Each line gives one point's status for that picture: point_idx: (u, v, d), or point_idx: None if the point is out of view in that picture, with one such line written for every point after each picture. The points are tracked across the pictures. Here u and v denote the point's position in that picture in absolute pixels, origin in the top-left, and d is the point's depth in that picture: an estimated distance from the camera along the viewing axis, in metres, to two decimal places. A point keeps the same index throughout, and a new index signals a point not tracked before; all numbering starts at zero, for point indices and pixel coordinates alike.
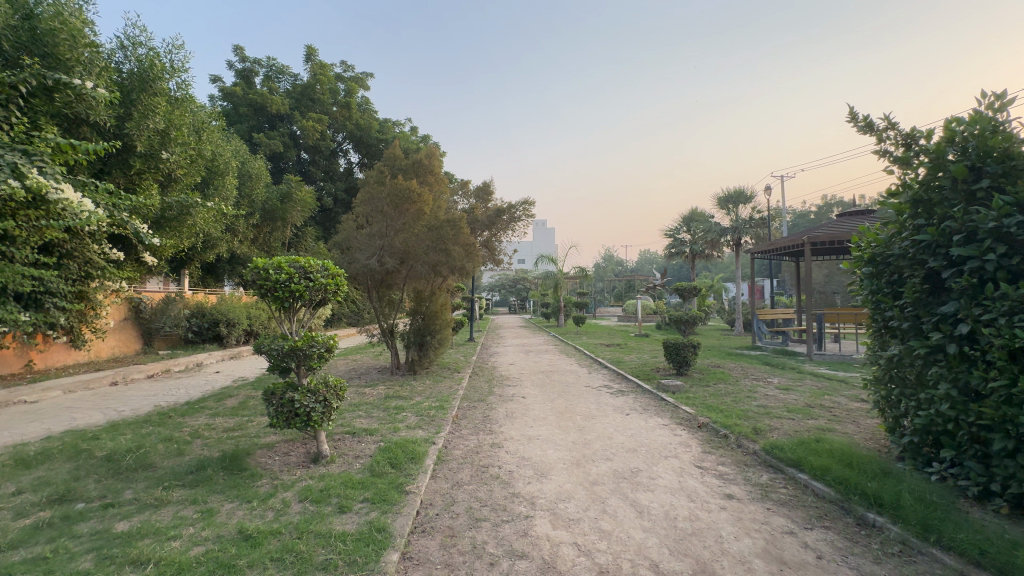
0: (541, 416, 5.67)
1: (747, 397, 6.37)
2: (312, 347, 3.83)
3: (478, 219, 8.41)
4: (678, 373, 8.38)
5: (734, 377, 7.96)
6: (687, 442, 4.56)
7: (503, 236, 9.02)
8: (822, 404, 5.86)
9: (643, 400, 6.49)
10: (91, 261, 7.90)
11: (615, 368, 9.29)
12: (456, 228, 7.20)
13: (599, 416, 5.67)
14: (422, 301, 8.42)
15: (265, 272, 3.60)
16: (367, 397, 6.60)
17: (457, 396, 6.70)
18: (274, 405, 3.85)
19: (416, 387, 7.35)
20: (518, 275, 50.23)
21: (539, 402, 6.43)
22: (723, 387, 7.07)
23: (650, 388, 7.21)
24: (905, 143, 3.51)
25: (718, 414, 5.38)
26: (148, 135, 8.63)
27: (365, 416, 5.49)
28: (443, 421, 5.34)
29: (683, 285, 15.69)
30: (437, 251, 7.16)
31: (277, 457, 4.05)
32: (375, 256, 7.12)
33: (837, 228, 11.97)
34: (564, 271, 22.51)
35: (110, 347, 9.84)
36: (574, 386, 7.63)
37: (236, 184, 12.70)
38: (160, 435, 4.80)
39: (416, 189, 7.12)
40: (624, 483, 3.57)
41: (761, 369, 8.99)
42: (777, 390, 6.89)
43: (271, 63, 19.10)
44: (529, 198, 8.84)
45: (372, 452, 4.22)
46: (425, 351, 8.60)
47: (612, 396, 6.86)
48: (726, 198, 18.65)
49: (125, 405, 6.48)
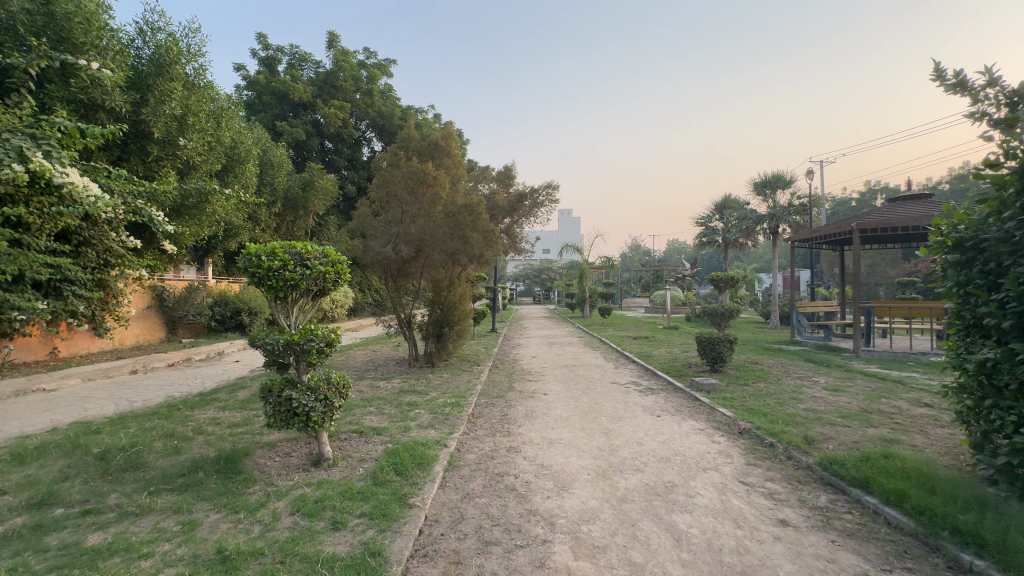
0: (564, 416, 5.24)
1: (792, 398, 5.78)
2: (310, 342, 3.50)
3: (498, 204, 7.95)
4: (712, 370, 7.80)
5: (775, 376, 7.32)
6: (727, 451, 4.06)
7: (525, 223, 8.55)
8: (880, 409, 5.23)
9: (675, 400, 5.98)
10: (110, 249, 7.84)
11: (643, 363, 8.76)
12: (475, 213, 6.79)
13: (626, 417, 5.21)
14: (440, 291, 8.08)
15: (257, 259, 3.27)
16: (380, 391, 6.30)
17: (474, 392, 6.33)
18: (270, 404, 3.54)
19: (432, 381, 7.03)
20: (542, 266, 49.66)
21: (562, 400, 6.00)
22: (763, 387, 6.46)
23: (683, 386, 6.67)
24: (1010, 103, 2.87)
25: (761, 419, 4.84)
26: (164, 120, 8.49)
27: (376, 412, 5.18)
28: (457, 420, 4.97)
29: (718, 275, 14.88)
30: (455, 238, 6.78)
31: (277, 459, 3.77)
32: (390, 244, 6.77)
33: (891, 214, 10.97)
34: (589, 261, 21.89)
35: (134, 335, 9.91)
36: (599, 382, 7.17)
37: (257, 172, 12.60)
38: (163, 430, 4.59)
39: (432, 172, 6.72)
40: (657, 502, 3.11)
41: (803, 366, 8.31)
42: (825, 391, 6.24)
43: (294, 51, 18.99)
44: (553, 181, 8.32)
45: (378, 455, 3.89)
46: (444, 343, 8.27)
47: (641, 394, 6.37)
48: (764, 183, 17.61)
49: (138, 395, 6.38)
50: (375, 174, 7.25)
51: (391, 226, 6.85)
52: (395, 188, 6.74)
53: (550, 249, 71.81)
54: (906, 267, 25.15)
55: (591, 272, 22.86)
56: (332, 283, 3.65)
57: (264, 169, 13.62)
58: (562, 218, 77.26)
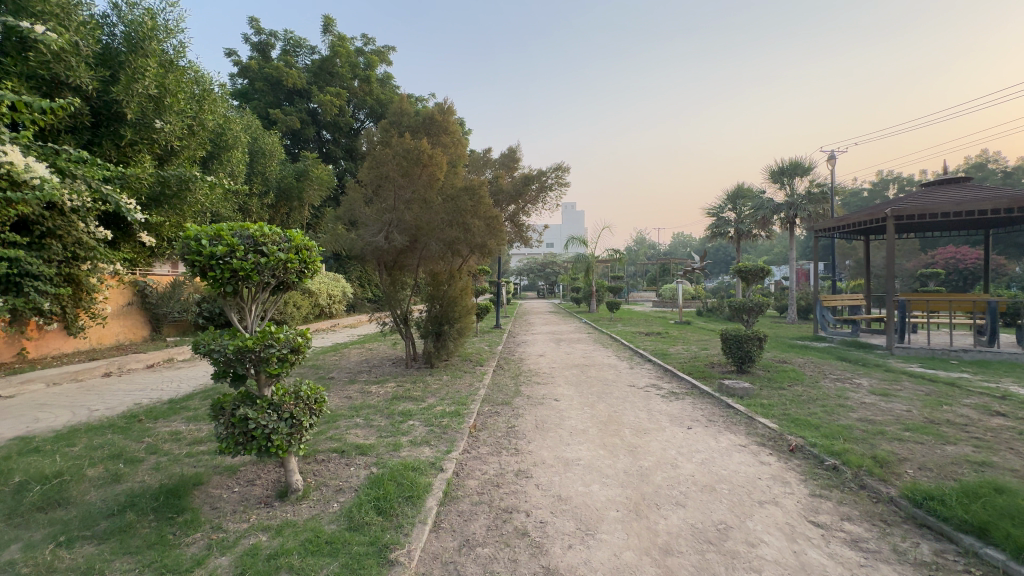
0: (581, 428, 4.54)
1: (839, 406, 5.05)
2: (269, 349, 2.79)
3: (502, 189, 7.17)
4: (739, 371, 7.09)
5: (811, 378, 6.57)
6: (781, 477, 3.34)
7: (532, 210, 7.76)
8: (948, 419, 4.51)
9: (704, 406, 5.28)
10: (80, 241, 7.18)
11: (661, 362, 8.05)
12: (476, 197, 6.06)
13: (653, 429, 4.50)
14: (440, 285, 7.38)
15: (195, 244, 2.55)
16: (371, 398, 5.61)
17: (477, 398, 5.64)
18: (222, 426, 2.84)
19: (430, 385, 6.35)
20: (546, 259, 48.87)
21: (576, 408, 5.29)
22: (802, 391, 5.75)
23: (710, 390, 5.95)
24: None
25: (814, 435, 4.11)
26: (137, 99, 7.76)
27: (363, 425, 4.50)
28: (457, 434, 4.28)
29: (746, 267, 13.94)
30: (455, 226, 6.06)
31: (235, 491, 3.08)
32: (382, 233, 6.07)
33: (928, 199, 10.11)
34: (596, 254, 21.15)
35: (113, 334, 9.29)
36: (616, 385, 6.46)
37: (247, 161, 11.90)
38: (111, 449, 3.91)
39: (428, 150, 5.93)
40: (712, 555, 2.40)
41: (838, 366, 7.56)
42: (874, 396, 5.52)
43: (288, 35, 18.17)
44: (563, 163, 7.50)
45: (359, 484, 3.20)
46: (443, 342, 7.58)
47: (664, 400, 5.66)
48: (781, 170, 16.77)
49: (102, 402, 5.73)
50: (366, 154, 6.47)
51: (383, 213, 6.14)
52: (386, 169, 5.98)
53: (554, 243, 70.92)
54: (922, 258, 24.35)
55: (597, 265, 22.08)
56: (297, 274, 2.97)
57: (255, 158, 12.92)
58: (566, 212, 76.24)
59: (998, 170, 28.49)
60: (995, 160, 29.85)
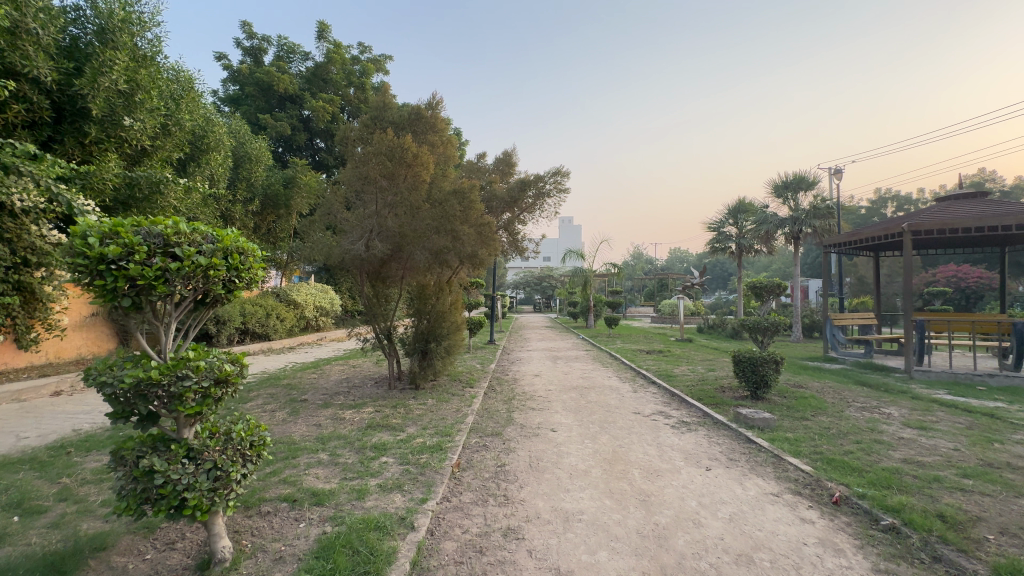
0: (582, 469, 3.89)
1: (876, 443, 4.42)
2: (181, 381, 2.14)
3: (496, 195, 6.57)
4: (753, 397, 6.48)
5: (834, 407, 5.94)
6: (833, 544, 2.69)
7: (529, 219, 7.15)
8: (1008, 462, 3.89)
9: (721, 441, 4.65)
10: (32, 246, 6.54)
11: (667, 385, 7.42)
12: (466, 201, 5.47)
13: (666, 470, 3.87)
14: (427, 299, 6.78)
15: (80, 242, 1.93)
16: (343, 426, 4.94)
17: (463, 427, 4.98)
18: (122, 481, 2.19)
19: (413, 410, 5.67)
20: (542, 273, 48.32)
21: (575, 442, 4.62)
22: (829, 423, 5.13)
23: (725, 420, 5.30)
24: None
25: (859, 482, 3.47)
26: (103, 94, 7.17)
27: (328, 463, 3.83)
28: (437, 476, 3.62)
29: (763, 282, 13.31)
30: (443, 234, 5.46)
31: (144, 561, 2.40)
32: (362, 240, 5.44)
33: (947, 213, 9.57)
34: (594, 268, 20.61)
35: (74, 347, 8.63)
36: (619, 412, 5.83)
37: (229, 166, 11.32)
38: (14, 492, 3.22)
39: (413, 148, 5.32)
40: None
41: (860, 393, 6.93)
42: (911, 430, 4.91)
43: (281, 41, 17.78)
44: (562, 167, 6.91)
45: (305, 550, 2.53)
46: (430, 361, 6.93)
47: (674, 432, 5.01)
48: (785, 184, 16.36)
49: (36, 428, 5.02)
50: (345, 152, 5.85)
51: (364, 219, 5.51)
52: (368, 169, 5.36)
53: (550, 256, 70.46)
54: (923, 276, 23.96)
55: (595, 280, 21.50)
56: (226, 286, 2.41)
57: (239, 163, 12.36)
58: (563, 226, 76.10)
59: (996, 188, 28.37)
60: (992, 179, 29.77)
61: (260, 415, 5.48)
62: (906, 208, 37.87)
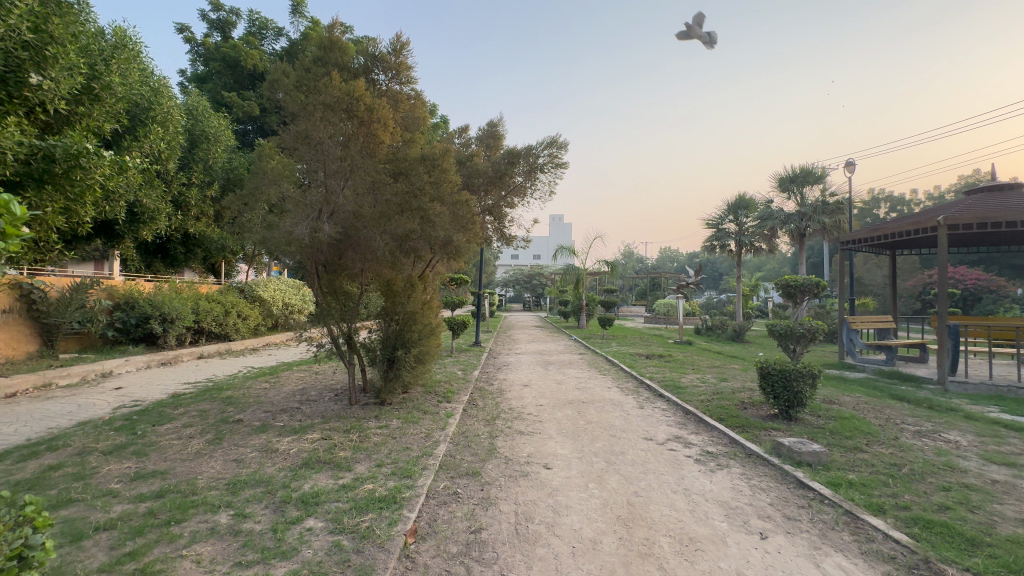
0: (590, 537, 2.76)
1: (970, 492, 3.36)
2: None
3: (478, 170, 5.37)
4: (783, 417, 5.46)
5: (884, 432, 4.90)
6: None
7: (518, 201, 6.01)
8: None
9: (767, 485, 3.57)
10: None
11: (677, 400, 6.38)
12: (437, 172, 4.32)
13: (707, 539, 2.75)
14: (395, 296, 5.65)
15: None
16: (271, 463, 3.75)
17: (430, 465, 3.83)
18: None
19: (370, 437, 4.50)
20: (533, 270, 47.25)
21: (576, 487, 3.49)
22: (894, 457, 4.10)
23: (762, 452, 4.23)
24: None
25: (992, 568, 2.41)
26: (2, 43, 5.59)
27: (226, 533, 2.65)
28: (378, 559, 2.44)
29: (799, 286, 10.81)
30: (409, 216, 4.29)
31: None
32: (307, 222, 4.20)
33: (983, 206, 8.61)
34: (587, 265, 19.56)
35: None
36: (626, 437, 4.76)
37: (179, 142, 9.97)
38: None
39: (367, 99, 4.11)
40: None
41: (903, 410, 5.95)
42: (999, 468, 3.89)
43: (253, 14, 16.42)
44: (557, 137, 5.78)
45: None
46: (397, 372, 5.77)
47: (702, 469, 3.90)
48: (791, 178, 15.50)
49: None
50: (279, 105, 4.56)
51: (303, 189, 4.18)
52: (308, 126, 4.11)
53: (541, 254, 69.41)
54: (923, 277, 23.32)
55: (588, 278, 20.43)
56: None
57: (195, 142, 11.04)
58: (554, 224, 75.17)
59: None
60: (988, 179, 29.36)
61: (171, 444, 4.25)
62: (899, 209, 37.54)
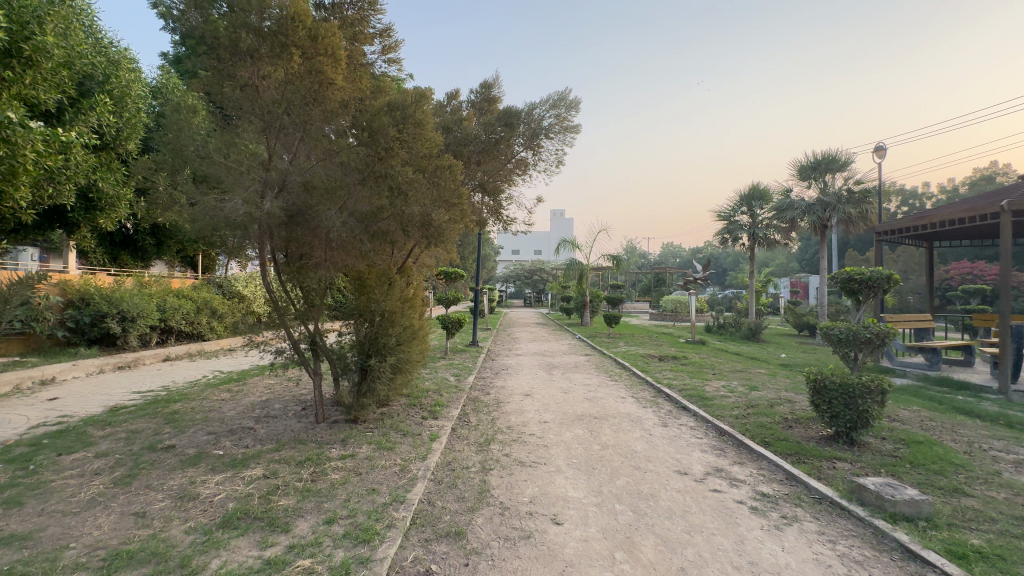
0: None
1: None
2: None
3: (469, 135, 4.39)
4: (843, 440, 4.47)
5: (977, 463, 3.90)
6: None
7: (517, 177, 5.01)
8: None
9: (863, 555, 2.56)
10: None
11: (707, 415, 5.37)
12: (409, 123, 3.35)
13: None
14: (369, 291, 4.65)
15: None
16: (182, 520, 2.75)
17: (399, 522, 2.82)
18: None
19: (327, 474, 3.49)
20: (533, 266, 46.25)
21: (598, 560, 2.49)
22: (1014, 505, 3.11)
23: (836, 495, 3.24)
24: None
25: None
26: None
27: None
28: None
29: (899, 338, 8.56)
30: (375, 186, 3.34)
31: None
32: (242, 192, 3.19)
33: None
34: (591, 260, 18.53)
35: None
36: (656, 471, 3.76)
37: (142, 120, 8.98)
38: None
39: (311, 24, 3.11)
40: None
41: (980, 429, 4.95)
42: None
43: None
44: (565, 94, 4.78)
45: None
46: (372, 384, 4.76)
47: (766, 526, 2.90)
48: (811, 165, 14.46)
49: None
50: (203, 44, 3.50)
51: (231, 147, 3.16)
52: None
53: (542, 249, 68.58)
54: None
55: (592, 273, 19.41)
56: None
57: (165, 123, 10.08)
58: (555, 218, 74.19)
59: None
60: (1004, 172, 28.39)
61: (64, 486, 3.24)
62: (909, 203, 36.58)
